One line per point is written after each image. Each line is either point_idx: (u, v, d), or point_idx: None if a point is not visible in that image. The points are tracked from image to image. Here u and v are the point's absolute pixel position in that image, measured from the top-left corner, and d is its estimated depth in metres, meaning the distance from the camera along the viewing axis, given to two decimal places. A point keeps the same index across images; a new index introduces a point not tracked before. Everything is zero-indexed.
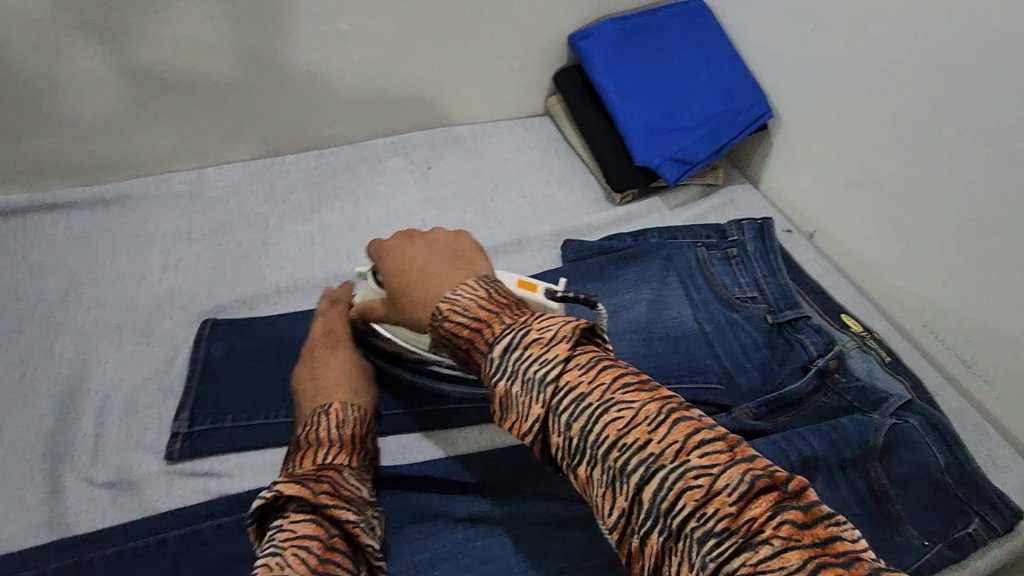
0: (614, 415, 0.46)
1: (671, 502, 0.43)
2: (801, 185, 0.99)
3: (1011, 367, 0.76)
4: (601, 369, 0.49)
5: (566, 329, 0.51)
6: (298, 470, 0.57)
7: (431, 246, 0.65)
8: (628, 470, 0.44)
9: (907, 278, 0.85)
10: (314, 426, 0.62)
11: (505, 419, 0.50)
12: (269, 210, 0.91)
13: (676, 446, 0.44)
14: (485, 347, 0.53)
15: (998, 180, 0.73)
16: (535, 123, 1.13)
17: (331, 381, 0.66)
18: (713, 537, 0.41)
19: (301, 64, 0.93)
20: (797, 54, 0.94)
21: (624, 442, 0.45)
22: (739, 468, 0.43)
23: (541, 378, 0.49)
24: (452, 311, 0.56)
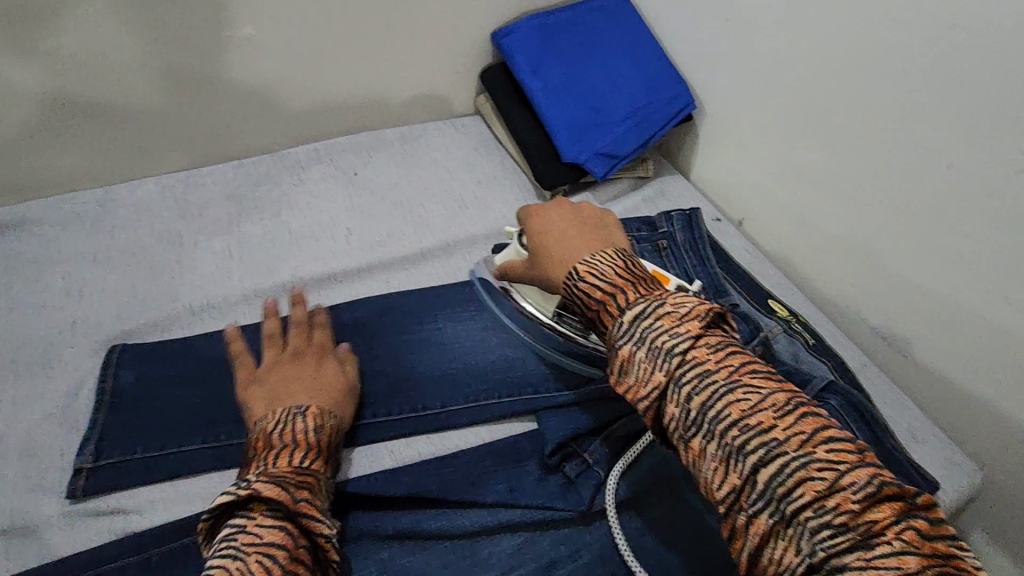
0: (739, 396, 0.48)
1: (789, 487, 0.44)
2: (727, 174, 1.01)
3: (925, 342, 0.78)
4: (729, 353, 0.50)
5: (701, 309, 0.52)
6: (273, 468, 0.57)
7: (579, 213, 0.66)
8: (746, 450, 0.46)
9: (829, 261, 0.87)
10: (290, 424, 0.61)
11: (621, 382, 0.52)
12: (185, 226, 0.87)
13: (802, 436, 0.45)
14: (616, 313, 0.54)
15: (902, 163, 0.74)
16: (464, 123, 1.11)
17: (314, 387, 0.66)
18: (830, 528, 0.42)
19: (204, 73, 0.88)
20: (714, 45, 0.95)
21: (746, 424, 0.46)
22: (866, 471, 0.43)
23: (670, 348, 0.50)
24: (589, 273, 0.57)
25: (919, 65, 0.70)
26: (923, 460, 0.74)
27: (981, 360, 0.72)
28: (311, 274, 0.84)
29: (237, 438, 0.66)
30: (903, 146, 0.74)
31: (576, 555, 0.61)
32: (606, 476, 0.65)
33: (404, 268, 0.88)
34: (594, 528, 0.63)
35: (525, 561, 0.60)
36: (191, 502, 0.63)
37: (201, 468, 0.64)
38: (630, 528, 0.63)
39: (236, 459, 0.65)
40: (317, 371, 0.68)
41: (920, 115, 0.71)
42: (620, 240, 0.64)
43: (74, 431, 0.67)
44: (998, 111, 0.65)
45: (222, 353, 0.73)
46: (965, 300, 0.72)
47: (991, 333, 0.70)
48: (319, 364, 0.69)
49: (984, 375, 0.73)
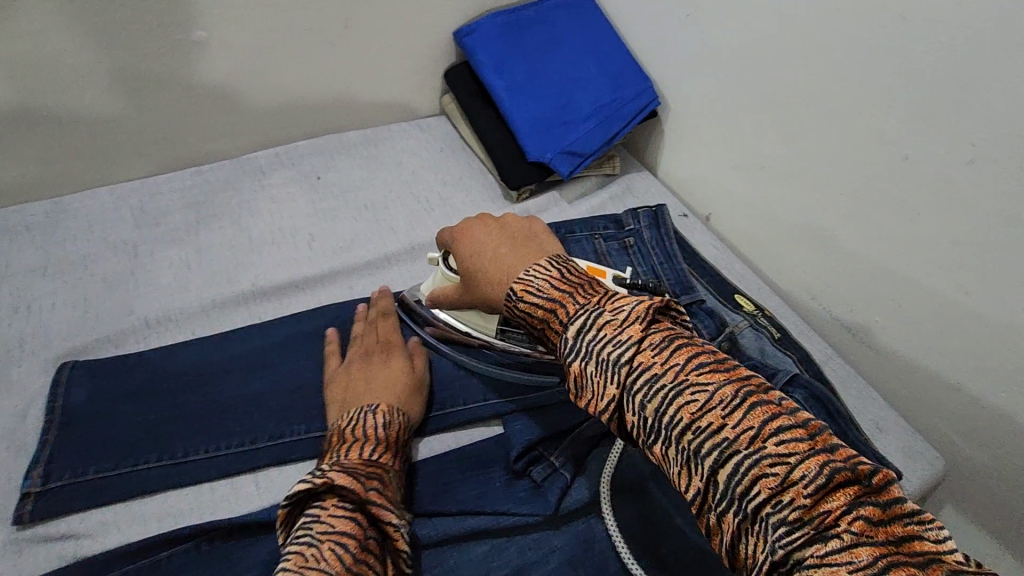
0: (688, 398, 0.45)
1: (746, 486, 0.41)
2: (693, 170, 1.01)
3: (886, 332, 0.79)
4: (675, 351, 0.48)
5: (640, 308, 0.50)
6: (345, 460, 0.58)
7: (506, 227, 0.65)
8: (701, 453, 0.43)
9: (793, 254, 0.88)
10: (361, 422, 0.62)
11: (580, 397, 0.50)
12: (139, 237, 0.85)
13: (751, 432, 0.42)
14: (561, 328, 0.52)
15: (860, 156, 0.75)
16: (429, 123, 1.09)
17: (379, 384, 0.68)
18: (787, 526, 0.39)
19: (156, 77, 0.85)
20: (676, 41, 0.95)
21: (697, 426, 0.44)
22: (817, 459, 0.41)
23: (614, 358, 0.48)
24: (526, 292, 0.56)
25: (871, 58, 0.70)
26: (888, 450, 0.75)
27: (941, 350, 0.73)
28: (271, 282, 0.82)
29: (194, 455, 0.65)
30: (861, 139, 0.74)
31: (543, 560, 0.61)
32: (573, 479, 0.65)
33: (368, 274, 0.86)
34: (561, 531, 0.62)
35: (492, 569, 0.60)
36: (146, 523, 0.61)
37: (157, 487, 0.63)
38: (598, 531, 0.63)
39: (192, 476, 0.64)
40: (380, 368, 0.70)
41: (874, 108, 0.72)
42: (555, 247, 0.63)
43: (22, 452, 0.64)
44: (949, 103, 0.65)
45: (178, 367, 0.71)
46: (924, 290, 0.73)
47: (949, 323, 0.71)
48: (386, 360, 0.70)
49: (945, 365, 0.73)
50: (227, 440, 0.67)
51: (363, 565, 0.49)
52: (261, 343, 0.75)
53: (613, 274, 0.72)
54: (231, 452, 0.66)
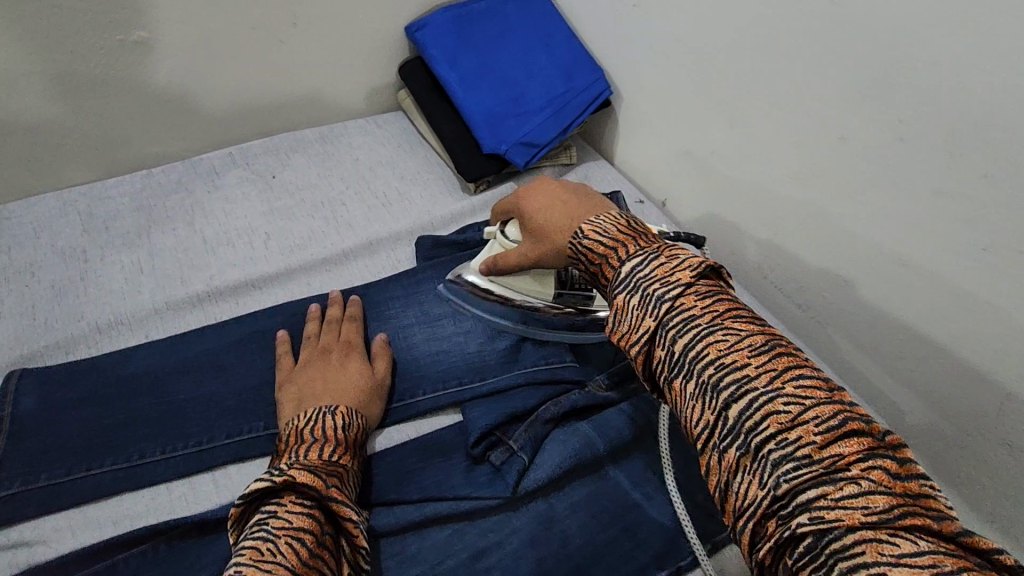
0: (719, 337, 0.46)
1: (757, 421, 0.42)
2: (648, 157, 1.03)
3: (832, 308, 0.82)
4: (718, 298, 0.49)
5: (694, 260, 0.51)
6: (304, 459, 0.57)
7: (565, 188, 0.65)
8: (720, 386, 0.44)
9: (744, 235, 0.90)
10: (320, 421, 0.62)
11: (613, 330, 0.51)
12: (89, 242, 0.83)
13: (775, 373, 0.43)
14: (618, 264, 0.54)
15: (799, 137, 0.77)
16: (386, 119, 1.09)
17: (335, 386, 0.67)
18: (794, 461, 0.40)
19: (98, 79, 0.84)
20: (625, 30, 0.97)
21: (723, 362, 0.45)
22: (834, 406, 0.42)
23: (658, 293, 0.49)
24: (593, 231, 0.57)
25: (804, 42, 0.73)
26: None
27: (882, 321, 0.76)
28: (226, 282, 0.82)
29: (150, 458, 0.65)
30: (800, 121, 0.76)
31: (504, 541, 0.62)
32: (531, 460, 0.66)
33: (326, 270, 0.87)
34: (521, 512, 0.64)
35: (453, 552, 0.61)
36: (101, 527, 0.61)
37: (112, 490, 0.63)
38: (557, 510, 0.64)
39: (148, 479, 0.64)
40: (336, 369, 0.70)
41: (808, 91, 0.74)
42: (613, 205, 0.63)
43: None
44: (875, 83, 0.67)
45: (132, 370, 0.71)
46: (864, 264, 0.75)
47: (888, 295, 0.74)
48: (344, 363, 0.71)
49: (887, 335, 0.76)
50: (183, 440, 0.67)
51: (319, 559, 0.49)
52: (217, 343, 0.74)
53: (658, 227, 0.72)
54: (188, 452, 0.66)
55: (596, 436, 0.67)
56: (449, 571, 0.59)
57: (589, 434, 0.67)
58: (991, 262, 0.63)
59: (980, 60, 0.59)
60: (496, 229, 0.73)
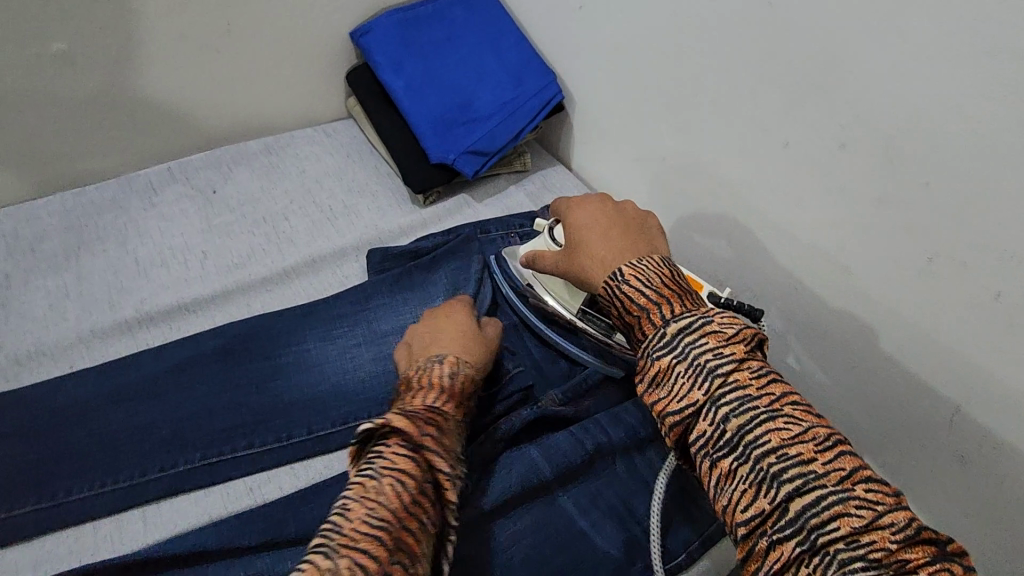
0: (780, 425, 0.48)
1: (825, 519, 0.44)
2: (602, 163, 1.00)
3: (785, 317, 0.79)
4: (770, 381, 0.51)
5: (748, 333, 0.53)
6: (409, 406, 0.58)
7: (621, 213, 0.66)
8: (782, 477, 0.46)
9: (697, 242, 0.88)
10: (429, 372, 0.62)
11: (655, 393, 0.52)
12: (13, 266, 0.79)
13: (842, 472, 0.45)
14: (660, 322, 0.54)
15: (746, 143, 0.75)
16: (336, 128, 1.06)
17: (445, 338, 0.67)
18: (864, 562, 0.42)
19: (20, 94, 0.80)
20: (573, 33, 0.94)
21: (785, 452, 0.47)
22: (903, 513, 0.44)
23: (714, 368, 0.50)
24: (635, 277, 0.58)
25: (746, 45, 0.71)
26: None
27: (834, 329, 0.74)
28: (160, 306, 0.78)
29: (79, 493, 0.62)
30: (744, 126, 0.74)
31: None
32: (473, 484, 0.63)
33: (267, 289, 0.83)
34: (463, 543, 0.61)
35: None
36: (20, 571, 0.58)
37: (28, 533, 0.59)
38: (500, 540, 0.61)
39: (74, 518, 0.60)
40: (443, 325, 0.69)
41: (753, 96, 0.72)
42: (662, 247, 0.65)
43: None
44: (816, 88, 0.66)
45: (53, 402, 0.67)
46: (815, 273, 0.73)
47: (839, 302, 0.72)
48: (449, 319, 0.70)
49: (840, 346, 0.74)
50: (114, 475, 0.63)
51: (421, 505, 0.50)
52: (149, 370, 0.70)
53: (710, 291, 0.68)
54: (118, 487, 0.62)
55: (542, 461, 0.65)
56: None
57: (536, 459, 0.65)
58: (937, 270, 0.62)
59: (911, 63, 0.57)
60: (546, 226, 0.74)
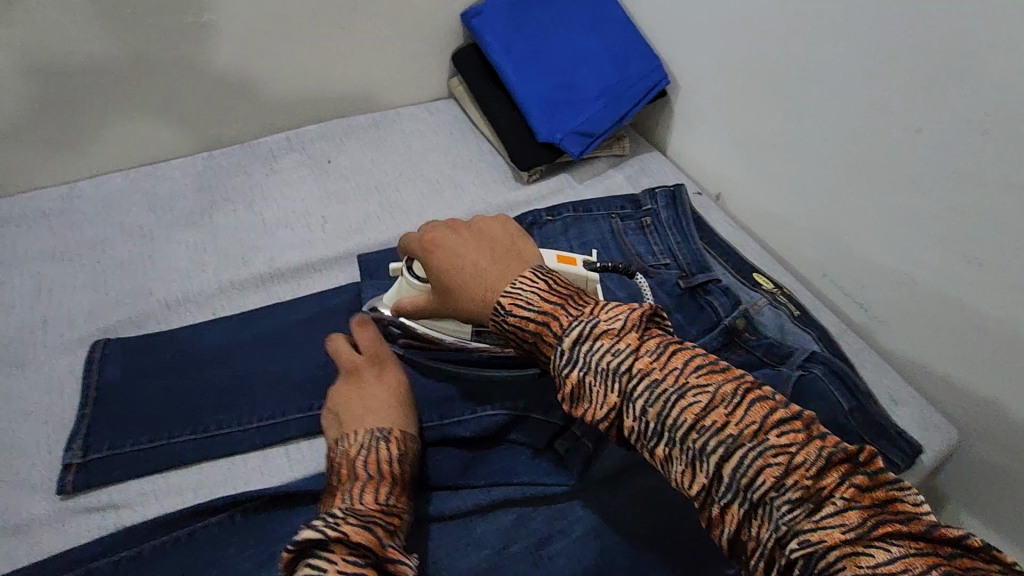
0: (691, 399, 0.47)
1: (752, 476, 0.44)
2: (704, 150, 1.01)
3: (899, 306, 0.79)
4: (671, 356, 0.49)
5: (635, 317, 0.51)
6: (360, 503, 0.52)
7: (479, 238, 0.63)
8: (708, 450, 0.46)
9: (805, 230, 0.88)
10: (376, 454, 0.57)
11: (579, 406, 0.51)
12: (154, 221, 0.85)
13: (754, 426, 0.45)
14: (554, 340, 0.53)
15: (870, 130, 0.75)
16: (439, 106, 1.09)
17: (380, 402, 0.62)
18: (789, 503, 0.43)
19: (171, 62, 0.86)
20: (685, 20, 0.95)
21: (702, 425, 0.46)
22: (813, 445, 0.44)
23: (616, 367, 0.49)
24: (514, 306, 0.56)
25: (880, 30, 0.71)
26: (902, 421, 0.75)
27: (954, 321, 0.73)
28: (287, 263, 0.83)
29: (229, 428, 0.66)
30: (870, 114, 0.74)
31: (568, 530, 0.61)
32: (597, 449, 0.65)
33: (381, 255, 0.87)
34: (585, 501, 0.63)
35: (518, 537, 0.61)
36: (182, 494, 0.63)
37: (187, 461, 0.64)
38: (621, 502, 0.63)
39: (226, 448, 0.65)
40: (366, 385, 0.63)
41: (884, 81, 0.72)
42: (536, 259, 0.62)
43: (60, 427, 0.66)
44: (958, 77, 0.65)
45: (203, 345, 0.72)
46: (936, 264, 0.73)
47: (964, 294, 0.71)
48: (376, 378, 0.64)
49: (956, 339, 0.74)
50: (258, 414, 0.67)
51: None
52: (284, 322, 0.75)
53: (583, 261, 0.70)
54: (263, 425, 0.67)
55: None
56: (514, 557, 0.60)
57: None
58: None
59: None
60: (403, 266, 0.69)
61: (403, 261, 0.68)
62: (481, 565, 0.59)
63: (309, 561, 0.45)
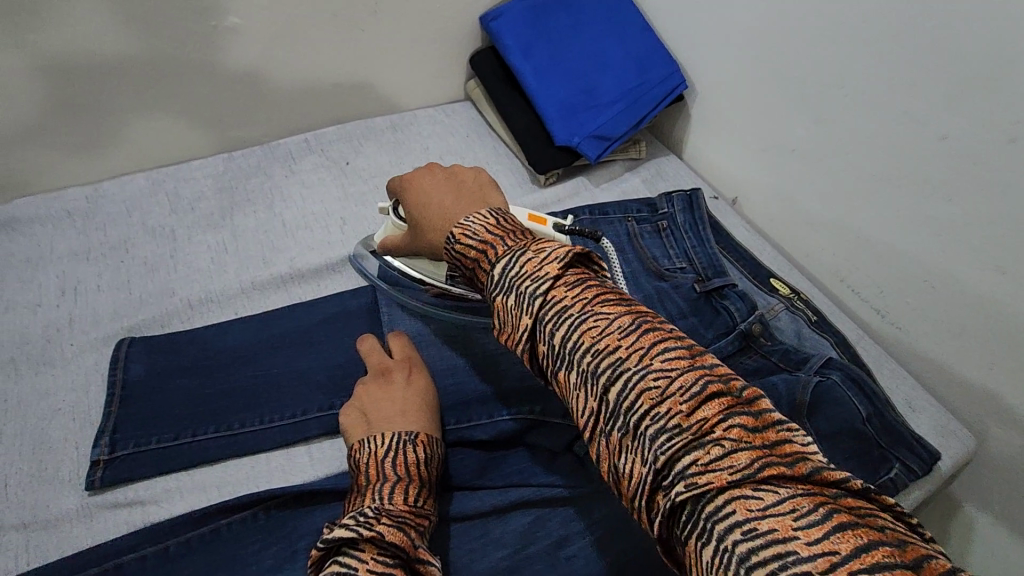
0: (590, 323, 0.45)
1: (632, 401, 0.41)
2: (721, 155, 1.01)
3: (917, 313, 0.78)
4: (585, 286, 0.47)
5: (561, 250, 0.49)
6: (389, 504, 0.52)
7: (450, 181, 0.62)
8: (597, 373, 0.43)
9: (822, 236, 0.88)
10: (404, 455, 0.57)
11: (500, 331, 0.50)
12: (177, 221, 0.86)
13: (642, 351, 0.42)
14: (489, 267, 0.51)
15: (891, 137, 0.75)
16: (456, 109, 1.10)
17: (407, 405, 0.63)
18: (666, 432, 0.39)
19: (196, 65, 0.87)
20: (704, 25, 0.95)
21: (596, 348, 0.44)
22: (695, 372, 0.41)
23: (529, 289, 0.48)
24: (463, 235, 0.54)
25: (901, 38, 0.71)
26: (921, 429, 0.75)
27: (974, 329, 0.73)
28: (307, 264, 0.84)
29: (252, 426, 0.67)
30: (893, 120, 0.74)
31: (586, 532, 0.62)
32: None
33: None
34: (602, 503, 0.64)
35: (536, 539, 0.61)
36: (207, 491, 0.64)
37: (213, 458, 0.65)
38: None
39: (250, 447, 0.66)
40: (395, 387, 0.65)
41: (907, 86, 0.72)
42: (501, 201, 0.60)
43: (87, 424, 0.67)
44: (983, 85, 0.65)
45: (226, 344, 0.73)
46: (957, 271, 0.72)
47: (984, 302, 0.71)
48: (405, 382, 0.65)
49: (976, 347, 0.73)
50: (280, 412, 0.68)
51: None
52: (306, 322, 0.76)
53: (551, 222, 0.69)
54: (285, 423, 0.68)
55: None
56: (533, 557, 0.60)
57: None
58: None
59: None
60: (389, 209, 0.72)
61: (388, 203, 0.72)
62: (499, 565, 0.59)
63: (339, 559, 0.46)
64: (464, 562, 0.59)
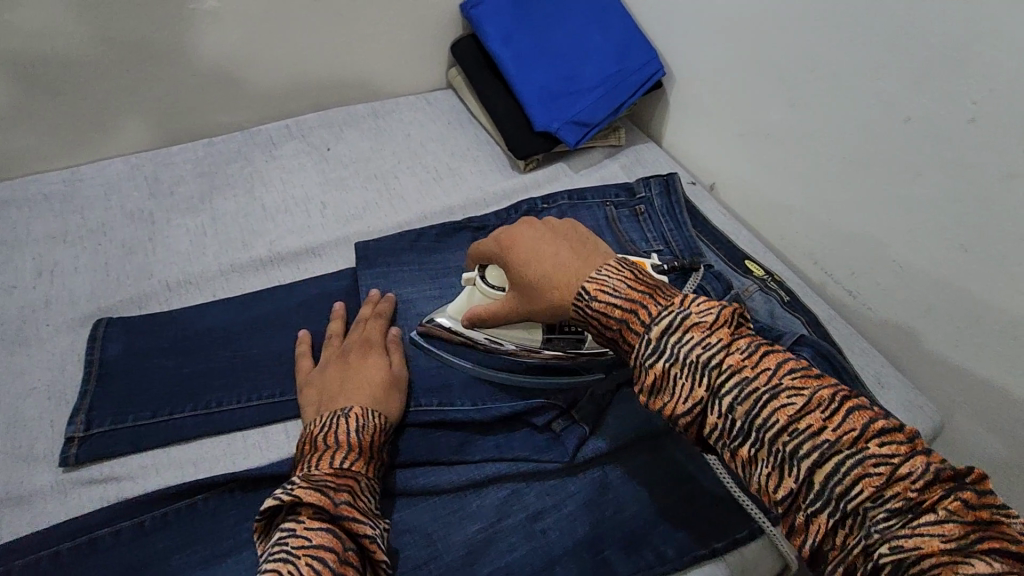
0: (784, 400, 0.44)
1: (846, 486, 0.41)
2: (699, 141, 1.02)
3: (887, 293, 0.80)
4: (764, 355, 0.47)
5: (728, 312, 0.48)
6: (315, 471, 0.54)
7: (549, 231, 0.60)
8: (800, 453, 0.43)
9: (795, 219, 0.90)
10: (333, 428, 0.58)
11: (657, 401, 0.48)
12: (156, 205, 0.86)
13: (853, 433, 0.42)
14: (642, 328, 0.49)
15: (859, 120, 0.76)
16: (438, 97, 1.10)
17: (354, 384, 0.63)
18: (887, 514, 0.40)
19: (173, 48, 0.87)
20: (681, 14, 0.97)
21: (794, 427, 0.43)
22: (918, 457, 0.40)
23: (706, 362, 0.46)
24: (600, 291, 0.53)
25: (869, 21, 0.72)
26: (888, 404, 0.76)
27: (939, 306, 0.75)
28: (287, 248, 0.84)
29: (230, 404, 0.67)
30: (862, 103, 0.76)
31: (560, 505, 0.63)
32: (591, 432, 0.66)
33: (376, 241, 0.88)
34: (578, 478, 0.65)
35: (512, 512, 0.63)
36: (182, 468, 0.64)
37: (189, 437, 0.65)
38: (613, 479, 0.65)
39: (227, 425, 0.66)
40: (349, 365, 0.66)
41: (875, 70, 0.73)
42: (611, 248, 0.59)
43: (63, 403, 0.67)
44: (947, 66, 0.67)
45: (203, 325, 0.73)
46: (922, 250, 0.74)
47: (948, 280, 0.73)
48: (361, 359, 0.66)
49: (942, 324, 0.75)
50: (257, 392, 0.68)
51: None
52: (285, 304, 0.76)
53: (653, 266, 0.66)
54: (262, 402, 0.68)
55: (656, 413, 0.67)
56: (508, 529, 0.61)
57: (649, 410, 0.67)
58: None
59: None
60: (475, 275, 0.66)
61: (476, 271, 0.66)
62: (475, 537, 0.61)
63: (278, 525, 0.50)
64: (440, 535, 0.60)
